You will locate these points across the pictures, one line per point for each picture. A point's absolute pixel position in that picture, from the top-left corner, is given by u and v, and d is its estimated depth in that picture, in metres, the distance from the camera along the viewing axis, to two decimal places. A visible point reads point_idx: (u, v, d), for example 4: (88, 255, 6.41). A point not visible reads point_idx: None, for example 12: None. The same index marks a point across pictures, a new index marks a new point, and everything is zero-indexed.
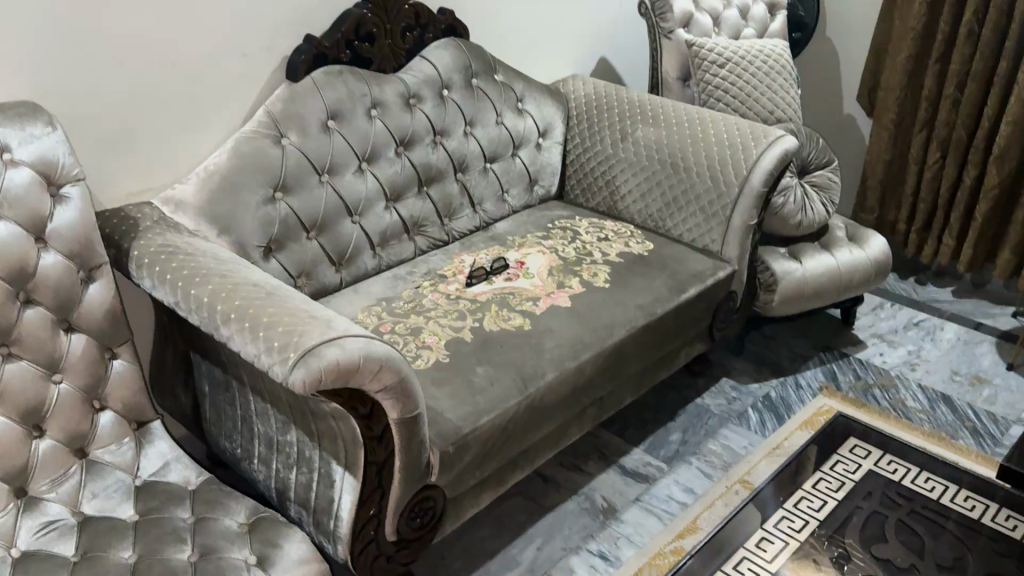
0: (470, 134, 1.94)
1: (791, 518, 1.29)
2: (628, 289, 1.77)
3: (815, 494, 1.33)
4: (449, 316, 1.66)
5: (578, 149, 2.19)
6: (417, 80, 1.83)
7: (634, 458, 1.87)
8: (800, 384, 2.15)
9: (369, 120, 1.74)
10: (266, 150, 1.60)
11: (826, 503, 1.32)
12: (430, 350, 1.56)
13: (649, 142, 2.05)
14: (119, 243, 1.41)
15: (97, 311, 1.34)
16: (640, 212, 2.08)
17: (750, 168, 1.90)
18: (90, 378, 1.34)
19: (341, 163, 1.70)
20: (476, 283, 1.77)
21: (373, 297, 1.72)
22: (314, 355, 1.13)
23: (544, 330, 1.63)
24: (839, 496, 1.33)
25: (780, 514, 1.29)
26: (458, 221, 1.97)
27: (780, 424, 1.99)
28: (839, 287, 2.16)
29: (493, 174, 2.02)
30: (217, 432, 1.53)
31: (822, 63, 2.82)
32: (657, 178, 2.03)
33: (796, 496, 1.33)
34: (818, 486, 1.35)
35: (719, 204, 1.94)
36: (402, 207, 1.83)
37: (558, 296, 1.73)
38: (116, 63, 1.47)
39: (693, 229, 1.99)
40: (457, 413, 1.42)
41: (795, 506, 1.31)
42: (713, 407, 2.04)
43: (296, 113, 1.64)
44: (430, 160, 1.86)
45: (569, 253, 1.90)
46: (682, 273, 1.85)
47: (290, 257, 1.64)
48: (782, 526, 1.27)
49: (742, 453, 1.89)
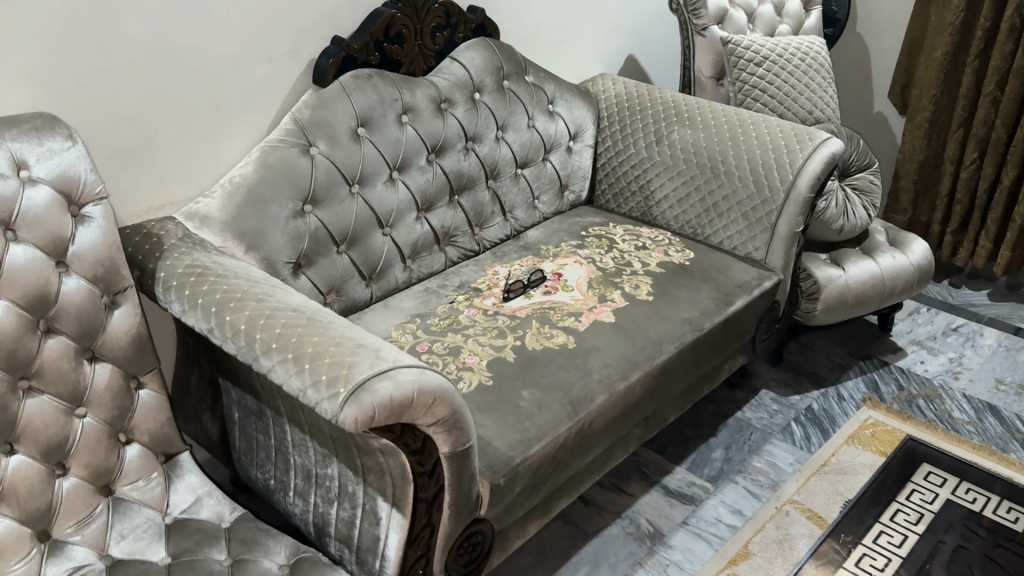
0: (501, 138, 1.85)
1: (872, 556, 1.46)
2: (673, 302, 1.69)
3: (893, 528, 1.50)
4: (488, 333, 1.57)
5: (609, 152, 2.10)
6: (449, 83, 1.74)
7: (678, 477, 1.79)
8: (843, 395, 2.07)
9: (400, 127, 1.65)
10: (295, 160, 1.52)
11: (906, 538, 1.48)
12: (471, 371, 1.47)
13: (686, 145, 1.96)
14: (143, 263, 1.33)
15: (122, 338, 1.25)
16: (677, 218, 2.00)
17: (796, 173, 1.82)
18: (116, 410, 1.26)
19: (371, 172, 1.61)
20: (514, 297, 1.68)
21: (406, 313, 1.63)
22: (366, 391, 1.05)
23: (589, 348, 1.54)
24: (917, 530, 1.50)
25: (862, 552, 1.46)
26: (489, 229, 1.88)
27: (825, 439, 1.92)
28: (882, 294, 2.08)
29: (525, 180, 1.93)
30: (247, 461, 1.44)
31: (853, 59, 2.74)
32: (696, 182, 1.95)
33: (874, 531, 1.50)
34: (896, 519, 1.52)
35: (763, 210, 1.85)
36: (432, 216, 1.74)
37: (601, 311, 1.64)
38: (135, 71, 1.38)
39: (734, 236, 1.91)
40: (506, 442, 1.33)
41: (875, 542, 1.48)
42: (755, 421, 1.96)
43: (326, 120, 1.55)
44: (462, 168, 1.77)
45: (607, 262, 1.81)
46: (727, 284, 1.77)
47: (320, 272, 1.56)
48: (864, 564, 1.44)
49: (789, 471, 1.82)
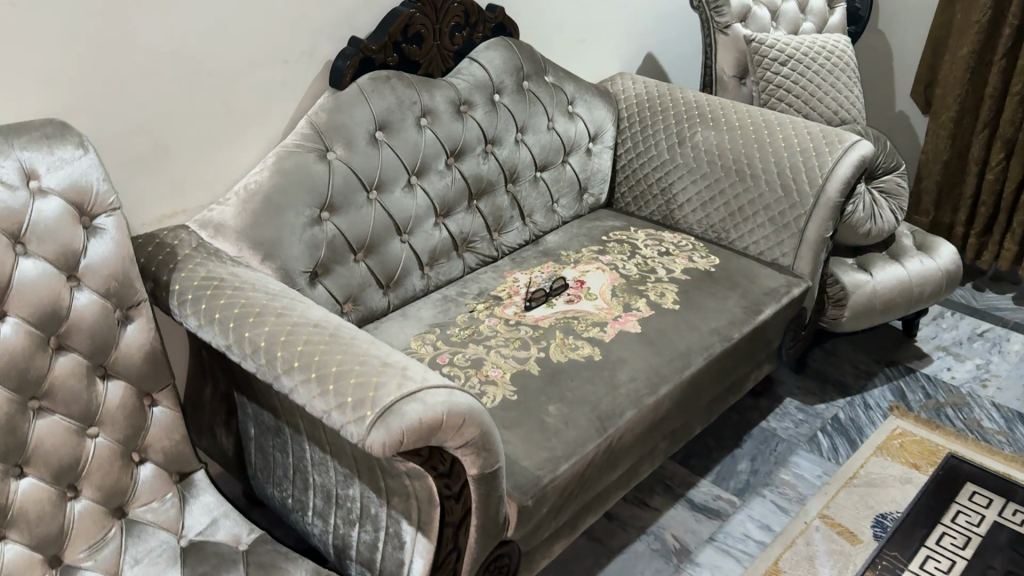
0: (521, 141, 1.80)
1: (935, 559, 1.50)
2: (700, 311, 1.64)
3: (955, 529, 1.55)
4: (511, 344, 1.52)
5: (629, 154, 2.04)
6: (468, 85, 1.69)
7: (703, 491, 1.74)
8: (869, 404, 2.02)
9: (419, 130, 1.60)
10: (312, 166, 1.47)
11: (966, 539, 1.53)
12: (495, 386, 1.42)
13: (710, 147, 1.91)
14: (156, 275, 1.28)
15: (136, 355, 1.21)
16: (700, 222, 1.94)
17: (826, 177, 1.76)
18: (129, 429, 1.21)
19: (390, 178, 1.56)
20: (536, 306, 1.63)
21: (425, 323, 1.59)
22: (395, 413, 1.00)
23: (616, 360, 1.49)
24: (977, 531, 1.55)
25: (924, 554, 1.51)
26: (508, 235, 1.83)
27: (853, 450, 1.87)
28: (909, 300, 2.04)
29: (544, 183, 1.88)
30: (264, 479, 1.39)
31: (874, 57, 2.68)
32: (720, 186, 1.89)
33: (937, 533, 1.55)
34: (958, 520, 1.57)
35: (791, 214, 1.80)
36: (451, 222, 1.69)
37: (626, 320, 1.59)
38: (149, 74, 1.33)
39: (760, 241, 1.86)
40: (534, 461, 1.28)
41: (936, 544, 1.53)
42: (781, 431, 1.92)
43: (343, 124, 1.50)
44: (481, 172, 1.72)
45: (630, 269, 1.76)
46: (755, 291, 1.72)
47: (337, 282, 1.51)
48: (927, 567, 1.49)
49: (816, 483, 1.78)
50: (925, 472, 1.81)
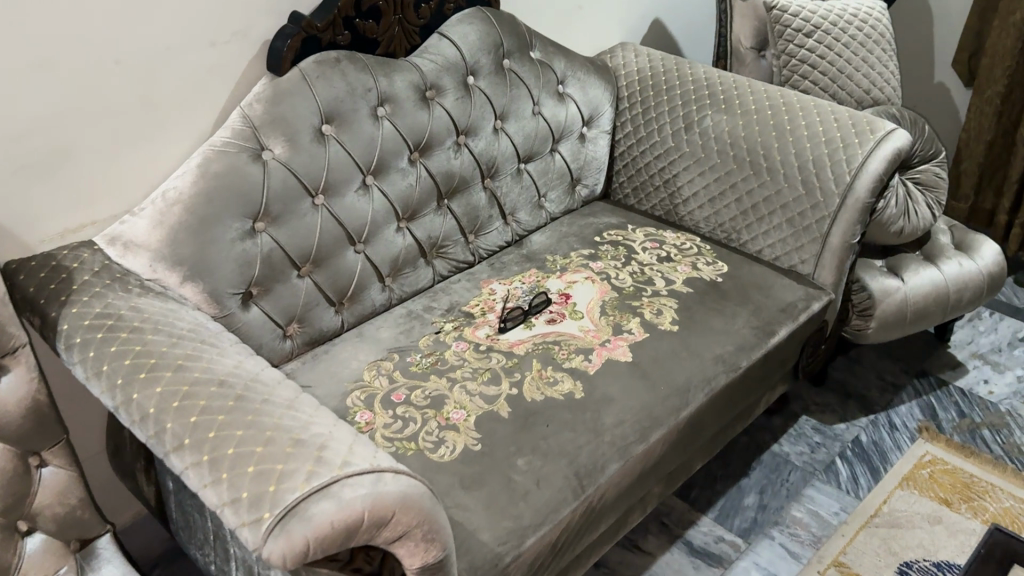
0: (501, 129, 1.56)
1: None
2: (703, 333, 1.41)
3: None
4: (479, 377, 1.30)
5: (629, 139, 1.80)
6: (436, 66, 1.44)
7: (703, 531, 1.55)
8: (894, 424, 1.81)
9: (375, 122, 1.37)
10: (244, 169, 1.24)
11: None
12: (456, 431, 1.21)
13: (722, 135, 1.66)
14: (44, 310, 1.07)
15: (14, 411, 1.00)
16: (708, 220, 1.70)
17: (854, 174, 1.52)
18: (10, 497, 1.01)
19: (338, 179, 1.33)
20: (512, 327, 1.40)
21: (382, 347, 1.38)
22: (298, 517, 0.79)
23: (601, 399, 1.27)
24: None
25: None
26: (487, 236, 1.60)
27: (875, 481, 1.67)
28: (944, 307, 1.80)
29: (529, 176, 1.64)
30: (186, 538, 1.20)
31: (911, 20, 2.40)
32: (731, 179, 1.65)
33: None
34: None
35: (812, 216, 1.56)
36: (417, 227, 1.47)
37: (616, 346, 1.37)
38: (41, 65, 1.10)
39: (776, 245, 1.62)
40: (495, 533, 1.07)
41: None
42: (793, 457, 1.71)
43: (281, 118, 1.27)
44: (452, 168, 1.48)
45: (624, 279, 1.53)
46: (768, 308, 1.49)
47: (276, 303, 1.31)
48: None
49: (833, 523, 1.57)
50: (958, 510, 1.60)
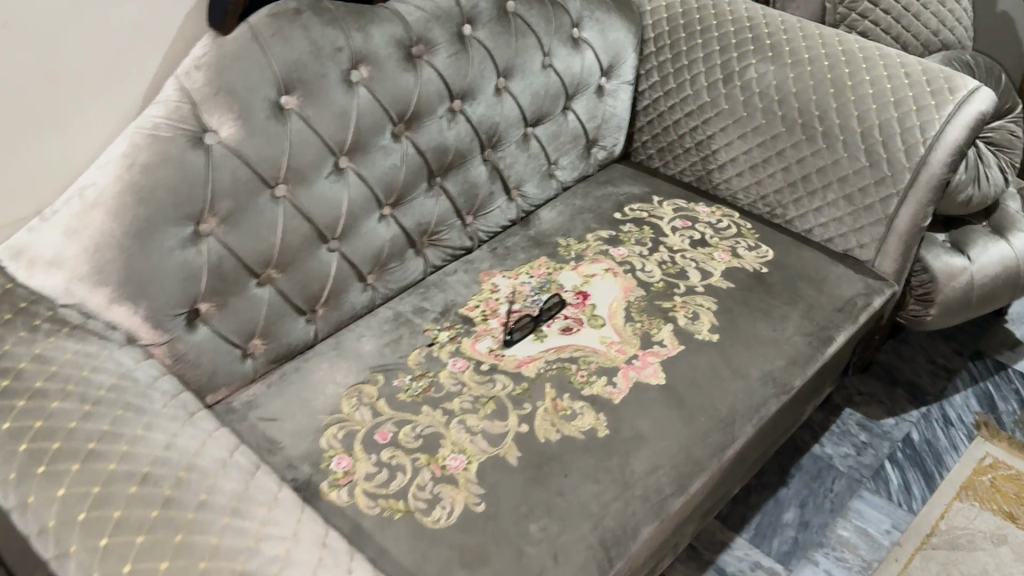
0: (505, 89, 1.29)
1: None
2: (747, 344, 1.18)
3: None
4: (482, 408, 1.07)
5: (655, 91, 1.52)
6: (425, 15, 1.16)
7: (737, 556, 1.36)
8: (949, 419, 1.60)
9: (348, 90, 1.09)
10: (182, 158, 0.98)
11: None
12: (454, 485, 0.99)
13: (768, 90, 1.38)
14: None
15: None
16: (748, 191, 1.45)
17: (930, 145, 1.26)
18: None
19: (304, 165, 1.08)
20: (520, 338, 1.17)
21: (364, 365, 1.14)
22: None
23: (630, 438, 1.05)
24: None
25: None
26: (488, 217, 1.35)
27: (929, 490, 1.47)
28: (1012, 286, 1.57)
29: (538, 141, 1.38)
30: None
31: None
32: (778, 145, 1.39)
33: None
34: None
35: (876, 193, 1.31)
36: (404, 213, 1.21)
37: (646, 365, 1.13)
38: None
39: (830, 225, 1.38)
40: None
41: None
42: (837, 461, 1.51)
43: (227, 90, 1.00)
44: (446, 141, 1.22)
45: (652, 272, 1.29)
46: (823, 307, 1.26)
47: (231, 320, 1.07)
48: None
49: (884, 544, 1.38)
50: None
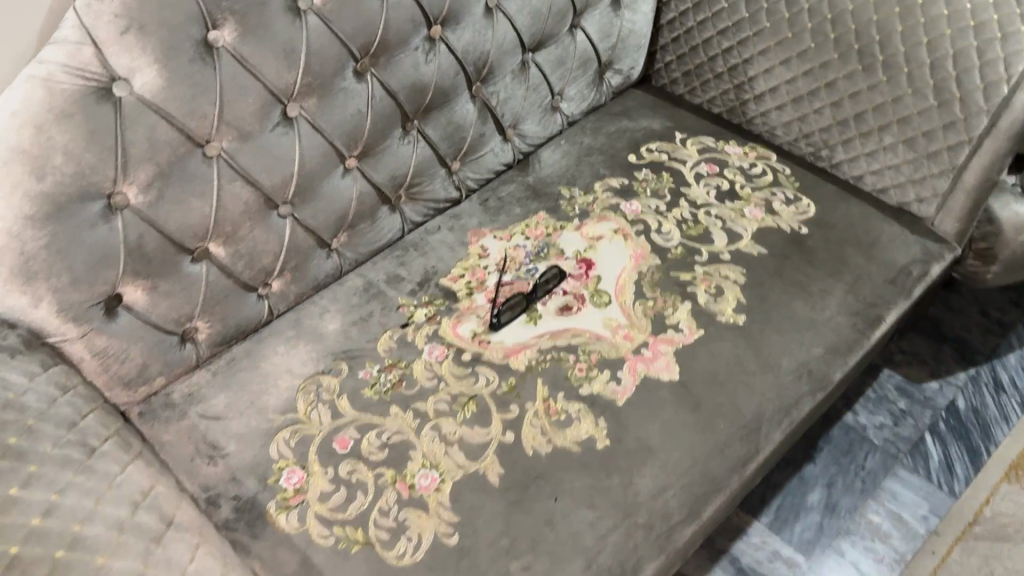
0: (498, 8, 1.05)
1: None
2: (778, 328, 1.00)
3: None
4: (461, 410, 0.91)
5: (683, 4, 1.27)
6: None
7: (754, 544, 1.22)
8: (1001, 384, 1.42)
9: (296, 21, 0.87)
10: (88, 116, 0.77)
11: None
12: (423, 511, 0.83)
13: (820, 6, 1.13)
14: None
15: None
16: (788, 128, 1.23)
17: (1015, 84, 1.02)
18: None
19: (244, 116, 0.87)
20: (509, 319, 0.99)
21: (326, 349, 0.98)
22: None
23: (634, 451, 0.89)
24: None
25: None
26: (478, 162, 1.15)
27: (974, 468, 1.31)
28: None
29: (538, 70, 1.16)
30: None
31: None
32: (828, 74, 1.15)
33: None
34: None
35: (943, 139, 1.09)
36: (374, 165, 1.02)
37: (657, 356, 0.96)
38: None
39: (884, 173, 1.16)
40: None
41: None
42: (871, 433, 1.35)
43: (140, 26, 0.77)
44: (424, 77, 1.01)
45: (670, 235, 1.10)
46: (871, 279, 1.06)
47: (162, 304, 0.90)
48: None
49: (921, 532, 1.24)
50: None
